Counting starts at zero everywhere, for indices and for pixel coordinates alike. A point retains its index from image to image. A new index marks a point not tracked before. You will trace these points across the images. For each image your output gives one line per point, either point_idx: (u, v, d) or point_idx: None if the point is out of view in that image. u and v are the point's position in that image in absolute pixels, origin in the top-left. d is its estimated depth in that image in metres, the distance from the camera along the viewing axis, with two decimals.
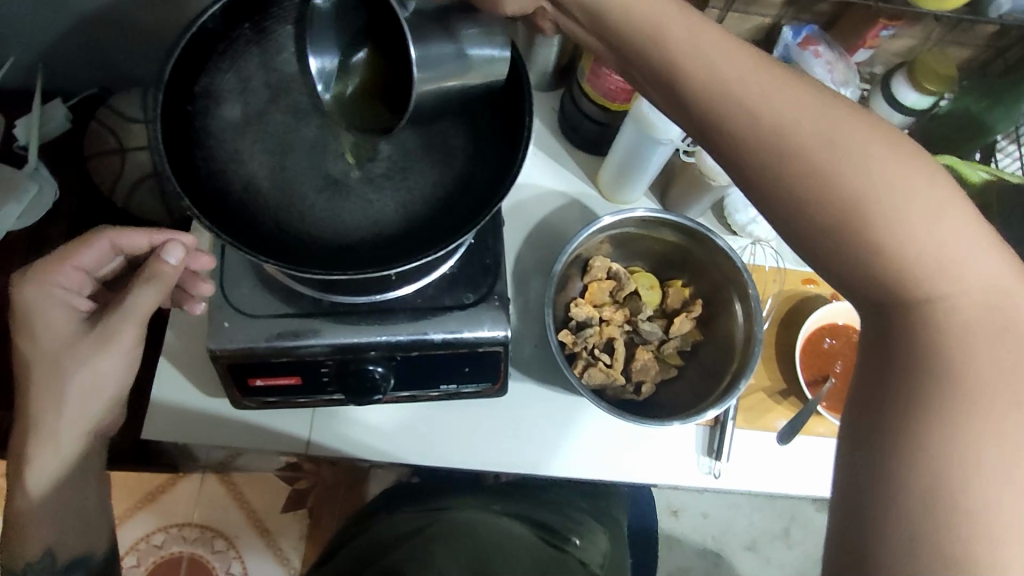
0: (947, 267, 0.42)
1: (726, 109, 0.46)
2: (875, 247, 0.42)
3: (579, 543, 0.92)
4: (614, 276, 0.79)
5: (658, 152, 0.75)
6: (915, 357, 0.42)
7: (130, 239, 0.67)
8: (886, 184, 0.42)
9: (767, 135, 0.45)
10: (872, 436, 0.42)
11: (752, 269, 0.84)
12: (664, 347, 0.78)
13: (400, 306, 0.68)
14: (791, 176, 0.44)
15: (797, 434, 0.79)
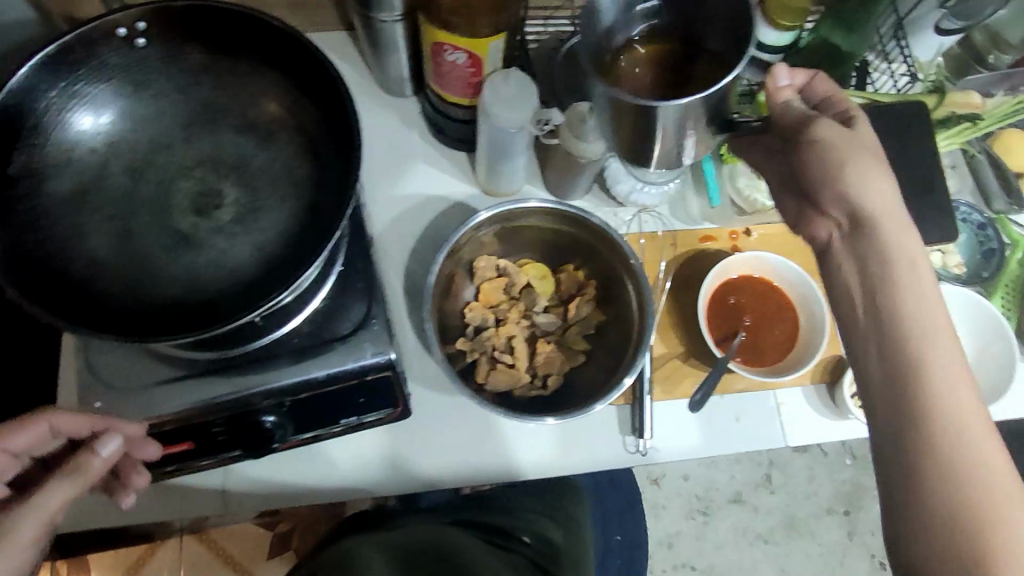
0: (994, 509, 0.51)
1: (924, 399, 0.54)
2: (943, 452, 0.53)
3: (528, 541, 0.92)
4: (504, 273, 0.78)
5: (512, 138, 0.72)
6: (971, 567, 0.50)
7: (72, 423, 0.62)
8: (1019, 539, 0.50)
9: (949, 437, 0.53)
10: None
11: (645, 238, 0.82)
12: (566, 333, 0.76)
13: (279, 349, 0.66)
14: (939, 475, 0.53)
15: (713, 395, 0.79)
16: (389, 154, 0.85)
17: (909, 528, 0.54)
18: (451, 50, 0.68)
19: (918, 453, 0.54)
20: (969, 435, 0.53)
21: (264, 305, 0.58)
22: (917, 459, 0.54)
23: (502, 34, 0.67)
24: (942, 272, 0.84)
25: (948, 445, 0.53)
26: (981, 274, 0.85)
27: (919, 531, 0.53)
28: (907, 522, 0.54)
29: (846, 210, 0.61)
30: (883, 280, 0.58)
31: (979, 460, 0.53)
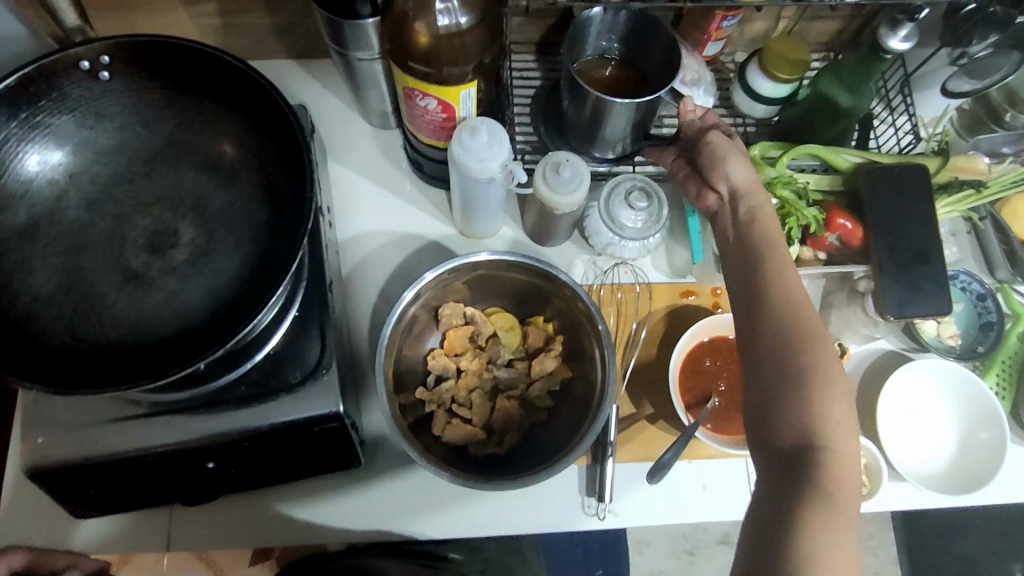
0: (826, 351, 0.54)
1: (778, 284, 0.57)
2: (783, 308, 0.56)
3: (454, 558, 0.77)
4: (470, 321, 0.75)
5: (485, 187, 0.69)
6: (808, 403, 0.52)
7: None
8: (840, 380, 0.53)
9: (800, 310, 0.56)
10: (762, 426, 0.54)
11: (620, 290, 0.79)
12: (529, 389, 0.74)
13: (225, 394, 0.65)
14: (790, 342, 0.54)
15: (679, 460, 0.75)
16: (365, 188, 0.83)
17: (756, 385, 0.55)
18: (422, 97, 0.65)
19: (770, 325, 0.56)
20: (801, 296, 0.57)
21: (199, 357, 0.56)
22: (767, 328, 0.56)
23: (474, 82, 0.64)
24: (934, 343, 0.80)
25: (786, 303, 0.56)
26: (977, 349, 0.80)
27: (764, 379, 0.55)
28: (751, 379, 0.56)
29: (731, 184, 0.65)
30: (751, 209, 0.63)
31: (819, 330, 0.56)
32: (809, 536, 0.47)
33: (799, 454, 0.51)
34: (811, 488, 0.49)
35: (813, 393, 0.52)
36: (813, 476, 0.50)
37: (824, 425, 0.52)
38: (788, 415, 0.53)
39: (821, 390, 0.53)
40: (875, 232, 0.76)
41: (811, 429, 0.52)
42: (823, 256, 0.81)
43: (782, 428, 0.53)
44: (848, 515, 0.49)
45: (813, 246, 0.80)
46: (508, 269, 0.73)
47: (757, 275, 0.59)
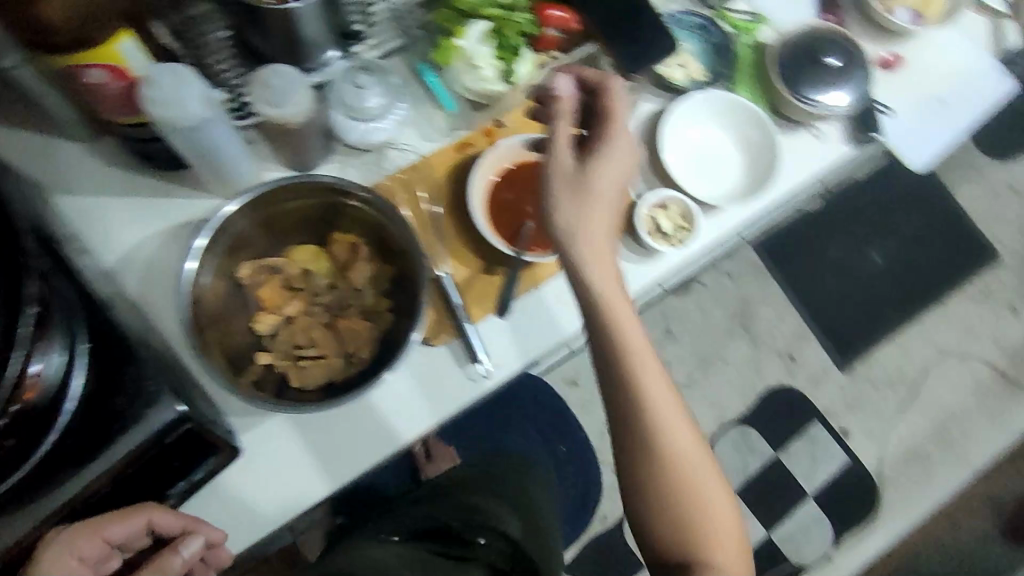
0: (691, 536, 0.66)
1: (614, 337, 0.67)
2: (648, 458, 0.67)
3: (481, 542, 0.92)
4: (275, 269, 0.73)
5: (209, 133, 0.66)
6: (672, 525, 0.67)
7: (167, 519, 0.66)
8: (723, 566, 0.66)
9: (663, 444, 0.67)
10: (642, 505, 0.68)
11: (403, 172, 0.79)
12: (362, 300, 0.73)
13: (56, 464, 0.58)
14: (608, 327, 0.67)
15: (530, 292, 0.78)
16: (109, 205, 0.77)
17: (612, 397, 0.69)
18: (84, 72, 0.61)
19: (623, 397, 0.67)
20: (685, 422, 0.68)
21: None
22: (649, 463, 0.67)
23: (127, 32, 0.61)
24: (688, 84, 0.86)
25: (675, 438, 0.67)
26: (722, 71, 0.88)
27: (629, 456, 0.68)
28: (633, 450, 0.68)
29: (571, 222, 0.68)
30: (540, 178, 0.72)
31: (690, 456, 0.68)
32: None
33: (677, 517, 0.67)
34: (681, 524, 0.66)
35: (678, 480, 0.67)
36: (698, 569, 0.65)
37: (683, 522, 0.66)
38: (630, 432, 0.68)
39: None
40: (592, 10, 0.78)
41: (676, 538, 0.66)
42: (560, 54, 0.80)
43: (622, 440, 0.69)
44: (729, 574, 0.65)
45: (546, 49, 0.80)
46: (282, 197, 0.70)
47: (621, 365, 0.67)
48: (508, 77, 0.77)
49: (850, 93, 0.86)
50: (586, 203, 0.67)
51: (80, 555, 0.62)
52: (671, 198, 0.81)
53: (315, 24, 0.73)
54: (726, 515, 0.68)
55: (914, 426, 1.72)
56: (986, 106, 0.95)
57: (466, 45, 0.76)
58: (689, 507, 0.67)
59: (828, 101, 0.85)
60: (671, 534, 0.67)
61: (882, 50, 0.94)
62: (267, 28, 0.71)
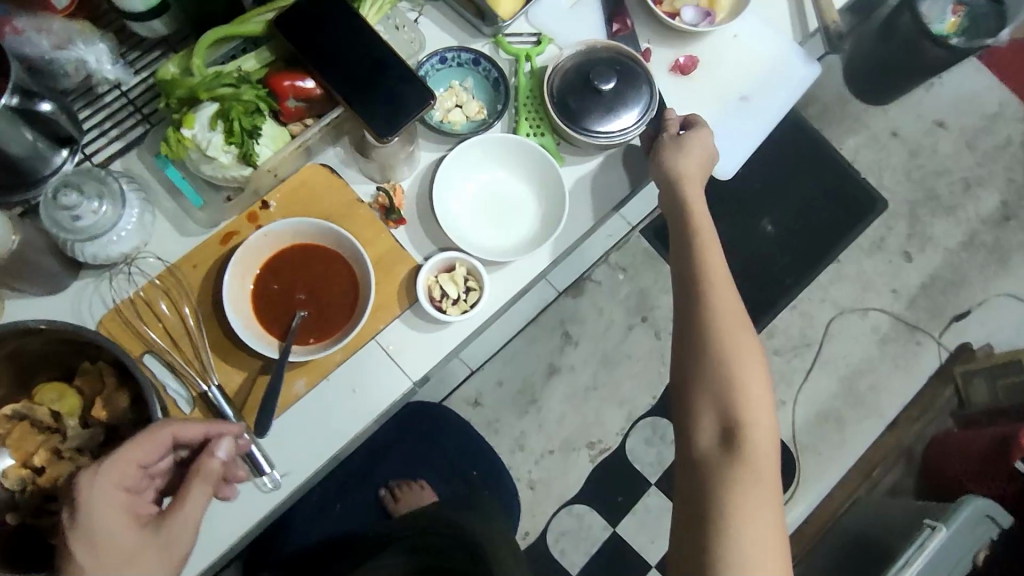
0: (757, 420, 0.65)
1: (697, 263, 0.72)
2: (714, 331, 0.68)
3: None
4: (21, 416, 0.67)
5: None
6: (740, 423, 0.64)
7: (191, 433, 0.60)
8: (768, 451, 0.64)
9: (725, 301, 0.70)
10: (691, 404, 0.67)
11: (159, 279, 0.73)
12: (118, 437, 0.67)
13: None
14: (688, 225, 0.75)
15: (317, 385, 0.73)
16: None
17: (680, 294, 0.73)
18: None
19: (691, 270, 0.73)
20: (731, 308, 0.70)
21: None
22: (712, 330, 0.69)
23: None
24: (467, 127, 0.81)
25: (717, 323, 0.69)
26: (499, 107, 0.82)
27: (687, 339, 0.70)
28: (689, 340, 0.69)
29: (676, 167, 0.78)
30: (672, 145, 0.79)
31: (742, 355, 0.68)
32: (731, 506, 0.60)
33: (729, 404, 0.65)
34: (730, 420, 0.65)
35: (731, 370, 0.66)
36: (741, 449, 0.63)
37: (743, 432, 0.64)
38: (695, 327, 0.69)
39: (755, 516, 0.60)
40: (327, 72, 0.71)
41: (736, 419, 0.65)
42: (311, 121, 0.74)
43: (684, 335, 0.70)
44: (767, 476, 0.62)
45: (292, 119, 0.74)
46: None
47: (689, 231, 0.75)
48: (247, 159, 0.71)
49: (639, 111, 0.80)
50: (684, 146, 0.79)
51: (124, 486, 0.56)
52: (458, 258, 0.76)
53: (16, 139, 0.66)
54: (770, 421, 0.66)
55: (820, 389, 1.65)
56: (791, 96, 0.91)
57: (194, 134, 0.69)
58: (739, 400, 0.65)
59: (615, 128, 0.79)
60: (718, 434, 0.65)
61: (676, 53, 0.89)
62: None
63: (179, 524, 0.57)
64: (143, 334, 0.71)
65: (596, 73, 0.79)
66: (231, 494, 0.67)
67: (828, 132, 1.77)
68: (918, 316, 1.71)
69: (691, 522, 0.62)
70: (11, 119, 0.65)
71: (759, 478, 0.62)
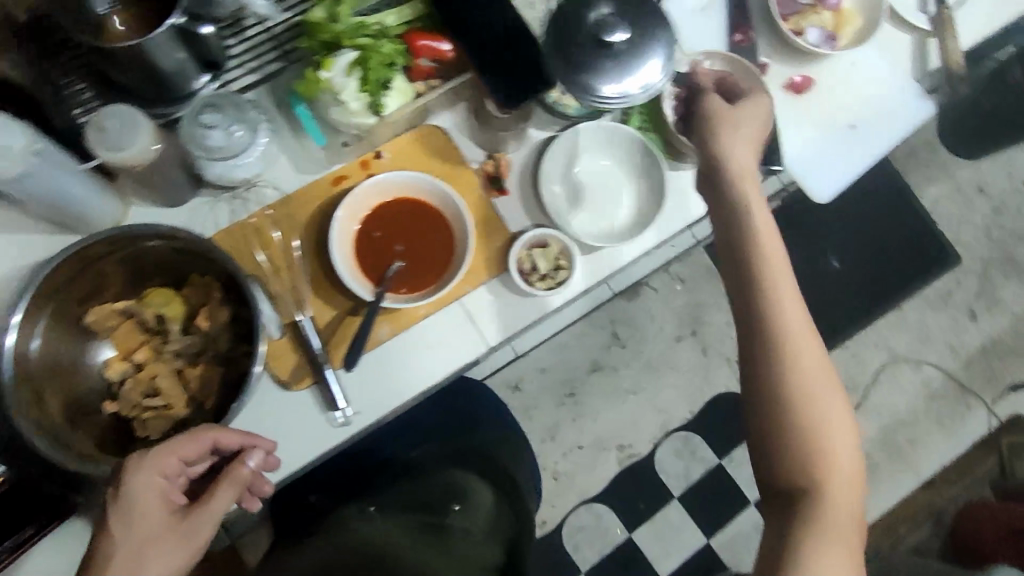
0: (840, 476, 0.61)
1: (763, 285, 0.65)
2: (784, 375, 0.63)
3: (458, 509, 0.93)
4: (128, 314, 0.71)
5: (40, 180, 0.64)
6: (821, 481, 0.61)
7: (230, 439, 0.62)
8: (853, 504, 0.61)
9: (794, 340, 0.64)
10: (767, 452, 0.63)
11: (268, 208, 0.76)
12: (214, 347, 0.70)
13: None
14: (754, 228, 0.69)
15: (399, 334, 0.75)
16: None
17: (742, 316, 0.66)
18: None
19: (752, 291, 0.66)
20: (801, 345, 0.63)
21: None
22: (782, 377, 0.63)
23: None
24: (579, 112, 0.81)
25: (782, 367, 0.63)
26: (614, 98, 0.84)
27: (755, 377, 0.64)
28: (758, 384, 0.64)
29: (736, 161, 0.72)
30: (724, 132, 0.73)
31: (823, 408, 0.63)
32: (810, 568, 0.57)
33: (804, 458, 0.61)
34: (812, 477, 0.61)
35: (802, 414, 0.62)
36: (817, 508, 0.60)
37: (827, 488, 0.61)
38: (766, 376, 0.63)
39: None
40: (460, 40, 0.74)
41: (814, 473, 0.61)
42: (438, 82, 0.77)
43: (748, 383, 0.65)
44: (851, 534, 0.60)
45: (420, 76, 0.77)
46: (126, 242, 0.66)
47: (767, 247, 0.67)
48: (376, 109, 0.74)
49: (662, 56, 0.78)
50: (733, 134, 0.73)
51: (163, 475, 0.59)
52: (553, 235, 0.78)
53: (171, 55, 0.69)
54: (854, 461, 0.63)
55: (860, 433, 1.62)
56: (901, 131, 0.90)
57: (331, 77, 0.72)
58: (819, 451, 0.61)
59: (618, 91, 0.77)
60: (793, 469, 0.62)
61: (792, 72, 0.89)
62: (116, 63, 0.68)
63: (206, 518, 0.59)
64: (248, 257, 0.75)
65: (604, 26, 0.77)
66: (251, 508, 0.67)
67: (914, 177, 1.73)
68: (972, 379, 1.68)
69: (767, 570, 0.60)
70: (172, 37, 0.67)
71: (834, 535, 0.59)
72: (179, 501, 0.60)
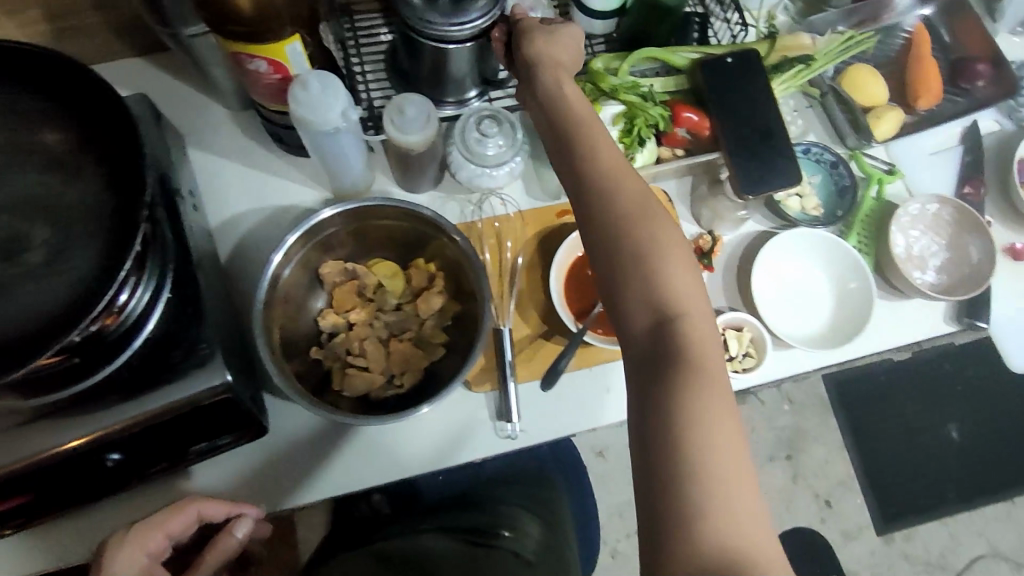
0: (679, 292, 0.56)
1: (584, 147, 0.60)
2: (610, 209, 0.58)
3: (507, 535, 0.88)
4: (354, 276, 0.76)
5: (335, 141, 0.71)
6: (658, 294, 0.55)
7: (216, 510, 0.68)
8: (697, 312, 0.56)
9: (598, 167, 0.59)
10: (605, 286, 0.58)
11: (497, 220, 0.82)
12: (422, 328, 0.75)
13: (127, 387, 0.64)
14: (571, 122, 0.62)
15: (583, 370, 0.78)
16: (229, 168, 0.82)
17: (558, 164, 0.62)
18: (250, 60, 0.64)
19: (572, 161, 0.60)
20: (612, 168, 0.59)
21: (51, 352, 0.54)
22: (613, 227, 0.57)
23: (297, 35, 0.63)
24: (800, 216, 0.85)
25: (615, 202, 0.58)
26: (837, 213, 0.86)
27: (605, 248, 0.57)
28: (588, 219, 0.59)
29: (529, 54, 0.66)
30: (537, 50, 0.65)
31: (649, 233, 0.57)
32: (709, 461, 0.49)
33: (648, 294, 0.55)
34: (684, 342, 0.54)
35: (647, 259, 0.56)
36: (671, 356, 0.53)
37: (663, 294, 0.55)
38: (614, 251, 0.57)
39: (713, 454, 0.50)
40: (719, 121, 0.78)
41: (661, 305, 0.55)
42: (682, 152, 0.82)
43: (602, 257, 0.57)
44: (711, 364, 0.54)
45: (669, 144, 0.82)
46: (385, 212, 0.73)
47: (574, 119, 0.62)
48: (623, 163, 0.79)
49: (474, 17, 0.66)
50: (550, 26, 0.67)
51: (148, 551, 0.65)
52: (749, 322, 0.80)
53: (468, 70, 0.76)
54: (687, 261, 0.57)
55: None
56: None
57: None
58: (661, 280, 0.56)
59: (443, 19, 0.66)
60: (660, 339, 0.55)
61: (1014, 238, 0.89)
62: (421, 60, 0.74)
63: None
64: None
65: None
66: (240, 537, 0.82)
67: None
68: None
69: (652, 481, 0.50)
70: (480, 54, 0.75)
71: (713, 380, 0.53)
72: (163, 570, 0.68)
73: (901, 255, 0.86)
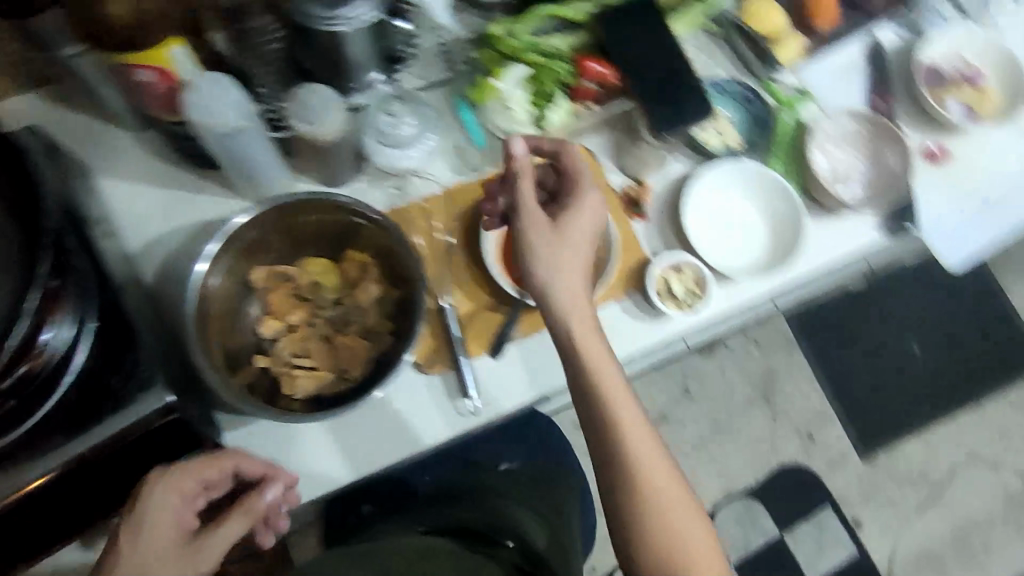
0: (636, 436, 0.63)
1: (551, 308, 0.67)
2: (577, 366, 0.65)
3: (511, 543, 0.85)
4: (288, 278, 0.76)
5: (241, 142, 0.68)
6: (619, 458, 0.63)
7: (250, 466, 0.68)
8: (652, 456, 0.63)
9: (566, 318, 0.67)
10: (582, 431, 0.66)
11: (424, 200, 0.81)
12: (364, 318, 0.75)
13: (63, 424, 0.61)
14: (532, 262, 0.68)
15: (535, 336, 0.78)
16: (140, 194, 0.80)
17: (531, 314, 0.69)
18: (134, 71, 0.63)
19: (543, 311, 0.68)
20: (571, 314, 0.67)
21: None
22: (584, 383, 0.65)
23: (178, 39, 0.63)
24: (721, 151, 0.86)
25: (579, 351, 0.66)
26: (756, 143, 0.87)
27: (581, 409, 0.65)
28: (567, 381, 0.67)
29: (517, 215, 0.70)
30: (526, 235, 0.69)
31: (607, 377, 0.65)
32: None
33: (611, 462, 0.63)
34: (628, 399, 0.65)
35: (612, 422, 0.64)
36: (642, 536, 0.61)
37: (627, 467, 0.62)
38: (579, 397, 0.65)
39: (670, 500, 0.61)
40: (623, 68, 0.78)
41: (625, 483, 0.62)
42: (596, 106, 0.82)
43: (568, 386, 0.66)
44: (664, 498, 0.61)
45: (581, 98, 0.82)
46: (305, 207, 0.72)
47: (543, 266, 0.68)
48: (539, 122, 0.81)
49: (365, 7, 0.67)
50: (539, 214, 0.70)
51: (182, 491, 0.63)
52: (688, 262, 0.80)
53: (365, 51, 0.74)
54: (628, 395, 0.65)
55: (932, 529, 1.51)
56: None
57: (503, 87, 0.81)
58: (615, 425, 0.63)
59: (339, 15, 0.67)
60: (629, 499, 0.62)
61: (927, 141, 0.92)
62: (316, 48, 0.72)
63: (213, 545, 0.65)
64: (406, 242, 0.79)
65: None
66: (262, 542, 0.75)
67: (1004, 276, 1.67)
68: None
69: None
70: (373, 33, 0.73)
71: (669, 510, 0.61)
72: (190, 526, 0.65)
73: (826, 171, 0.86)
